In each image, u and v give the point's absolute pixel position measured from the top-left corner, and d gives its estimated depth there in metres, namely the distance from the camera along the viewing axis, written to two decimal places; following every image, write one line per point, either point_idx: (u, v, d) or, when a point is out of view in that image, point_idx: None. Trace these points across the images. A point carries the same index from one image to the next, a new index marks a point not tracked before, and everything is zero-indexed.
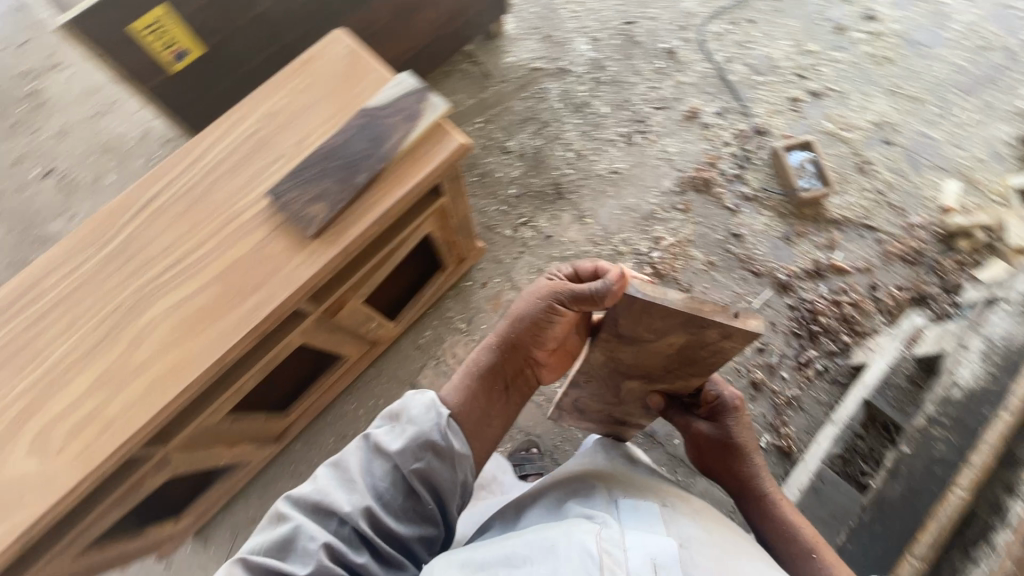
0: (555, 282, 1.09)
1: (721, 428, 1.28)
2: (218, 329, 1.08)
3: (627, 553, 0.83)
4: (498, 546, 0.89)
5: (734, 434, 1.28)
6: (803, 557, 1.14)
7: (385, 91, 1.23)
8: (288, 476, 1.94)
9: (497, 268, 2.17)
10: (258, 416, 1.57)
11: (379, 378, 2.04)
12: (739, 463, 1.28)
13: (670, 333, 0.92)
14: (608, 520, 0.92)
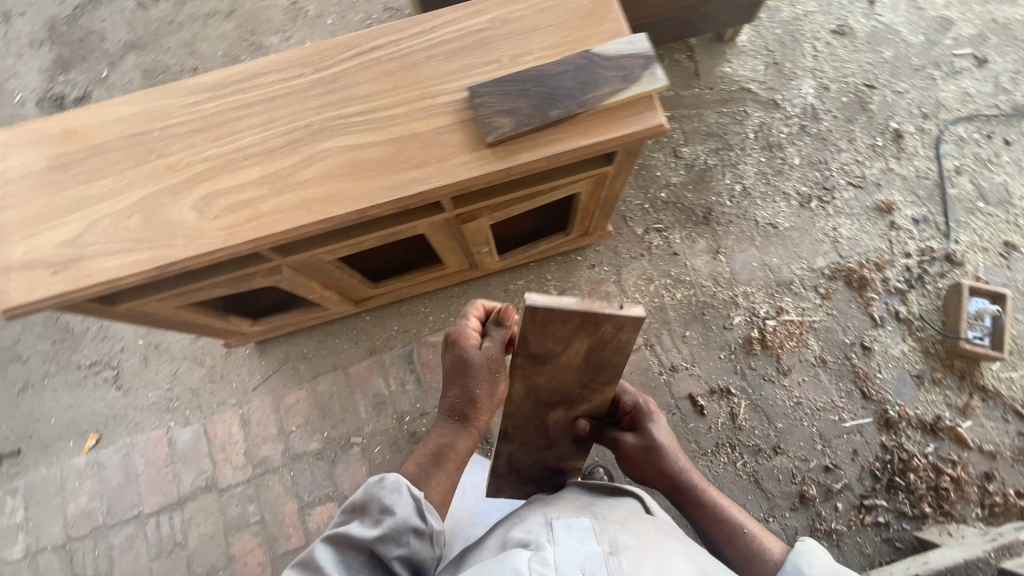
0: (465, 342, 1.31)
1: (649, 430, 1.42)
2: (373, 184, 1.16)
3: (559, 570, 0.85)
4: None
5: (659, 426, 1.43)
6: (737, 536, 1.27)
7: (614, 44, 1.22)
8: (347, 338, 2.10)
9: (611, 258, 2.14)
10: (356, 276, 1.69)
11: (459, 299, 2.12)
12: (665, 468, 1.40)
13: (573, 340, 0.85)
14: (542, 544, 0.93)
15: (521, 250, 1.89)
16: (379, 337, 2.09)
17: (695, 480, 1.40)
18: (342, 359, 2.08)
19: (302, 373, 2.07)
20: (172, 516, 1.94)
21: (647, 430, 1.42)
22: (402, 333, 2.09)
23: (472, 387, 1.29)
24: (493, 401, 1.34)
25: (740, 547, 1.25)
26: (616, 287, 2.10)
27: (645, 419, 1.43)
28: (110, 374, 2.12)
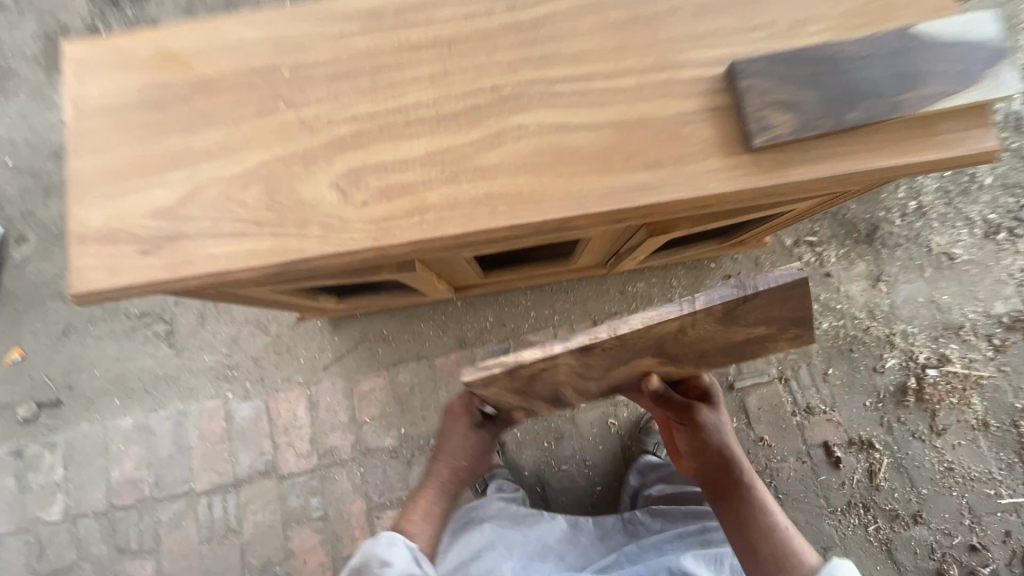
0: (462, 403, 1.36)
1: (712, 417, 1.23)
2: (585, 186, 0.84)
3: None
4: None
5: (721, 421, 1.24)
6: (765, 532, 1.09)
7: (946, 20, 0.85)
8: (435, 323, 1.82)
9: (750, 271, 1.82)
10: (475, 267, 1.39)
11: (566, 296, 1.82)
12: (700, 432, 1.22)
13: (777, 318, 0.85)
14: None
15: (663, 255, 1.57)
16: (470, 328, 1.81)
17: (752, 478, 1.18)
18: (426, 348, 1.81)
19: (381, 358, 1.81)
20: (228, 499, 1.74)
21: (718, 416, 1.24)
22: (497, 327, 1.81)
23: (461, 458, 1.34)
24: (476, 467, 1.38)
25: (772, 569, 1.04)
26: None
27: (715, 408, 1.25)
28: (163, 328, 1.87)
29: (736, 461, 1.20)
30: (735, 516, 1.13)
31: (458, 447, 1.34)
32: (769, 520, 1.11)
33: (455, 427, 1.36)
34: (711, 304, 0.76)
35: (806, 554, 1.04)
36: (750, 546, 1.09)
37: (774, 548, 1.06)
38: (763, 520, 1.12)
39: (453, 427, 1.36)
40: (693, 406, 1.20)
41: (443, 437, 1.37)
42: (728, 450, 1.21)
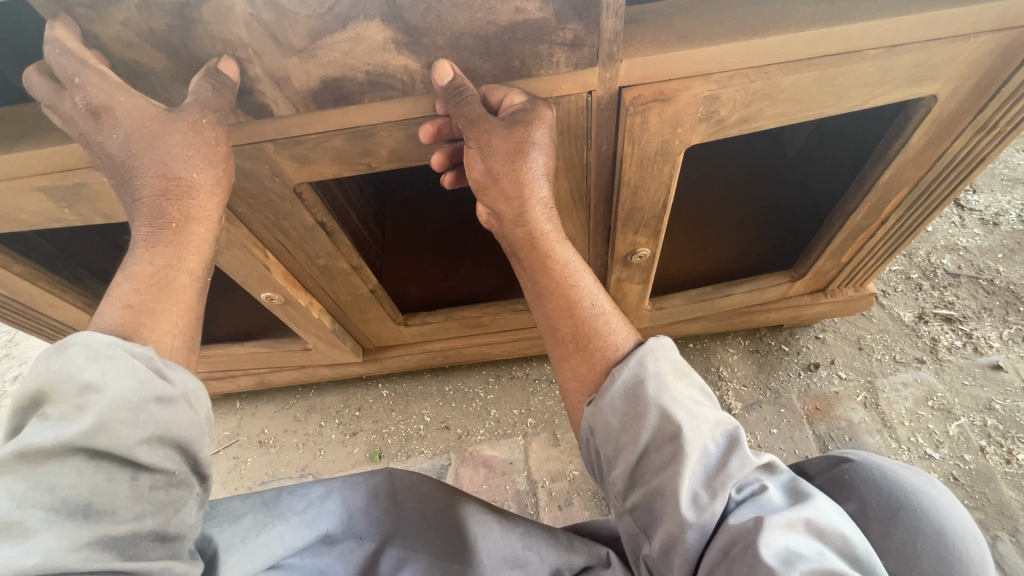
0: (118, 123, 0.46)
1: (512, 130, 0.52)
2: None
3: (106, 373, 0.43)
4: (109, 436, 0.41)
5: (529, 156, 0.55)
6: (577, 341, 0.57)
7: None
8: (341, 421, 1.17)
9: (851, 359, 1.10)
10: (365, 277, 0.83)
11: (549, 388, 1.15)
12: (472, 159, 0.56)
13: (546, 298, 0.59)
14: (92, 432, 0.41)
15: (695, 294, 0.92)
16: (393, 432, 1.14)
17: (540, 234, 0.58)
18: (320, 457, 1.14)
19: (247, 472, 1.13)
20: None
21: (509, 123, 0.52)
22: (436, 431, 1.13)
23: None
24: None
25: (586, 374, 0.55)
26: (869, 416, 1.04)
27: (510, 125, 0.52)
28: None
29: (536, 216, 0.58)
30: (538, 292, 0.60)
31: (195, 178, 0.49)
32: (563, 283, 0.58)
33: (153, 140, 0.48)
34: (531, 180, 0.56)
35: (611, 335, 0.56)
36: (569, 352, 0.57)
37: (576, 328, 0.57)
38: (560, 302, 0.58)
39: (160, 138, 0.47)
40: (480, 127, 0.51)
41: (125, 170, 0.49)
42: (530, 211, 0.58)
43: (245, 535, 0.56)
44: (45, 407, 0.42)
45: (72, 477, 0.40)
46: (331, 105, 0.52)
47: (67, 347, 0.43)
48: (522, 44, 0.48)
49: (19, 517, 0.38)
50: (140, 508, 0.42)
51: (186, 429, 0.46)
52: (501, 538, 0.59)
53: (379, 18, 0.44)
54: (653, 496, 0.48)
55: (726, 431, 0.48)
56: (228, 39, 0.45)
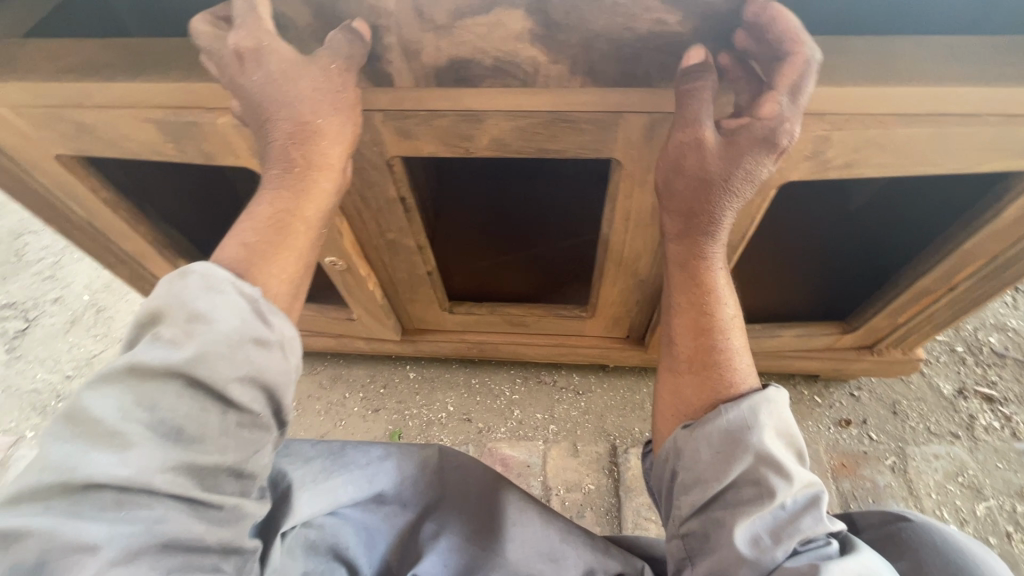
0: (257, 64, 0.47)
1: (755, 152, 0.48)
2: None
3: (217, 309, 0.43)
4: (210, 371, 0.41)
5: (742, 187, 0.51)
6: (695, 363, 0.57)
7: None
8: (365, 396, 1.18)
9: (883, 422, 1.09)
10: (426, 258, 0.84)
11: (575, 399, 1.15)
12: (666, 160, 0.52)
13: (681, 315, 0.58)
14: (197, 363, 0.40)
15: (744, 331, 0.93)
16: (415, 415, 1.15)
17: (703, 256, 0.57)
18: (340, 426, 1.14)
19: None
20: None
21: (729, 136, 0.49)
22: (457, 421, 1.14)
23: None
24: None
25: (693, 399, 0.56)
26: (896, 482, 1.03)
27: (731, 141, 0.48)
28: (12, 327, 1.35)
29: (704, 240, 0.56)
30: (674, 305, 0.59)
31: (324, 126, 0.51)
32: (708, 306, 0.57)
33: (289, 87, 0.49)
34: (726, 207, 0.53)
35: (736, 372, 0.55)
36: (678, 369, 0.58)
37: (698, 352, 0.57)
38: (694, 322, 0.57)
39: (295, 83, 0.48)
40: (699, 138, 0.48)
41: (261, 114, 0.50)
42: (709, 231, 0.55)
43: (316, 476, 0.58)
44: (156, 327, 0.42)
45: (171, 400, 0.40)
46: (451, 85, 0.54)
47: (189, 276, 0.43)
48: (649, 55, 0.49)
49: (121, 426, 0.38)
50: (224, 443, 0.42)
51: (278, 376, 0.45)
52: (540, 531, 0.60)
53: (523, 8, 0.46)
54: (711, 523, 0.50)
55: (812, 492, 0.49)
56: (375, 6, 0.47)
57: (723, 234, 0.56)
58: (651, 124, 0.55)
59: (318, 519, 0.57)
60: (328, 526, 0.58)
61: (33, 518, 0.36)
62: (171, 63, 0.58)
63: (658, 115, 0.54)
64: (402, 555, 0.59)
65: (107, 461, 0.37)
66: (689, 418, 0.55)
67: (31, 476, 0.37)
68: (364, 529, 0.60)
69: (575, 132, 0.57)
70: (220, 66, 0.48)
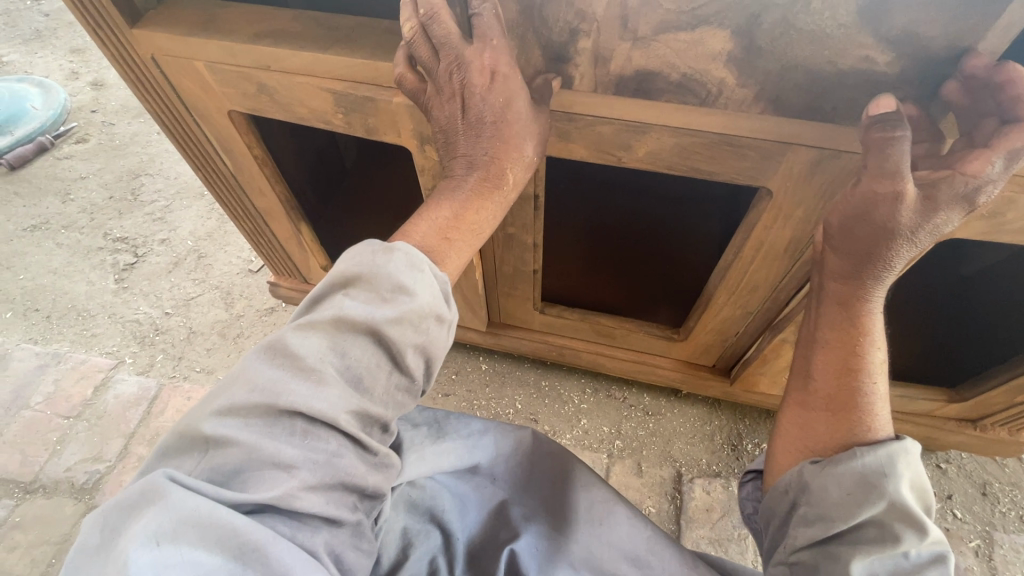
0: (488, 78, 0.50)
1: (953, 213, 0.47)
2: None
3: (413, 283, 0.45)
4: (399, 335, 0.44)
5: (922, 243, 0.50)
6: (832, 402, 0.55)
7: None
8: (437, 380, 1.21)
9: (971, 501, 1.03)
10: (537, 257, 0.86)
11: (643, 419, 1.14)
12: (845, 206, 0.51)
13: (827, 353, 0.57)
14: (390, 327, 0.43)
15: None
16: (484, 406, 1.17)
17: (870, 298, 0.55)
18: None
19: None
20: (17, 510, 1.09)
21: (926, 191, 0.46)
22: (523, 419, 1.15)
23: None
24: None
25: (824, 436, 0.55)
26: (979, 566, 0.97)
27: (928, 197, 0.46)
28: (123, 260, 1.45)
29: (870, 284, 0.54)
30: (819, 341, 0.58)
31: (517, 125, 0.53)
32: (859, 346, 0.55)
33: (510, 110, 0.52)
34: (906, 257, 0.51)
35: (875, 419, 0.53)
36: (813, 406, 0.57)
37: (838, 392, 0.55)
38: (841, 362, 0.56)
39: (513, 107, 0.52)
40: (898, 193, 0.46)
41: (474, 122, 0.52)
42: (881, 277, 0.53)
43: (421, 440, 0.60)
44: (355, 286, 0.45)
45: (361, 352, 0.44)
46: (628, 94, 0.55)
47: (394, 250, 0.46)
48: (845, 91, 0.49)
49: (320, 367, 0.42)
50: (387, 399, 0.46)
51: (442, 351, 0.47)
52: (627, 531, 0.59)
53: (729, 30, 0.47)
54: (824, 555, 0.49)
55: (938, 548, 0.46)
56: (583, 10, 0.48)
57: (891, 280, 0.54)
58: (819, 160, 0.55)
59: (420, 482, 0.60)
60: (430, 488, 0.61)
61: (239, 430, 0.40)
62: (361, 40, 0.61)
63: (829, 152, 0.54)
64: (492, 530, 0.60)
65: (306, 394, 0.41)
66: (817, 456, 0.54)
67: (242, 393, 0.41)
68: (458, 497, 0.62)
69: (736, 158, 0.58)
70: (449, 64, 0.50)
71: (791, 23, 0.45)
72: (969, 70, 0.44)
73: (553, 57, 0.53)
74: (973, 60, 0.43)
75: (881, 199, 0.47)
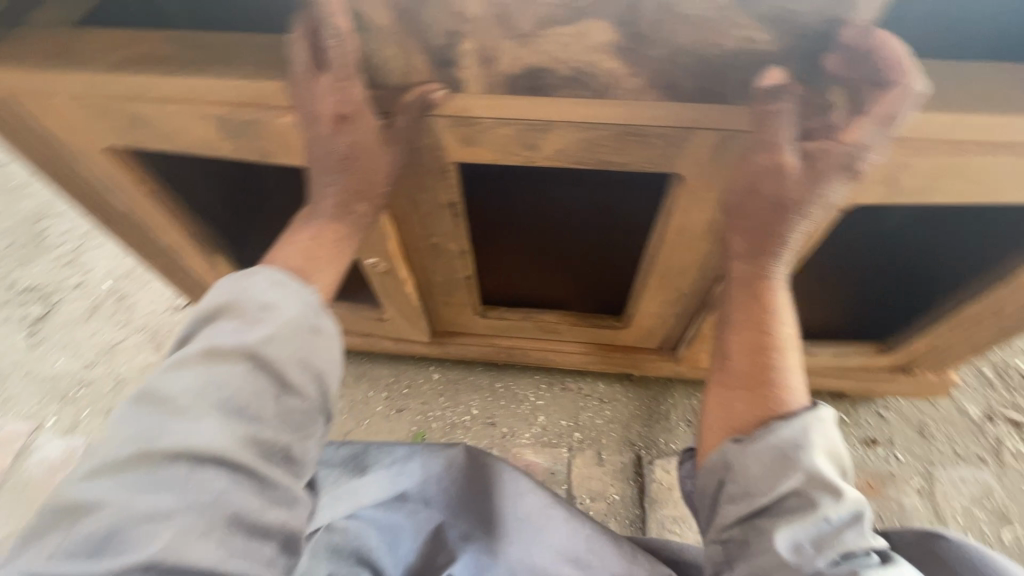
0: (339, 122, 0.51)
1: (832, 178, 0.50)
2: None
3: (279, 299, 0.46)
4: (275, 351, 0.44)
5: (811, 212, 0.53)
6: (747, 378, 0.57)
7: None
8: (388, 396, 1.17)
9: (911, 443, 1.08)
10: (467, 263, 0.83)
11: (599, 407, 1.14)
12: (741, 179, 0.55)
13: (739, 330, 0.60)
14: (261, 347, 0.43)
15: None
16: (439, 417, 1.14)
17: (772, 272, 0.59)
18: (364, 426, 1.14)
19: None
20: None
21: (805, 161, 0.51)
22: (481, 425, 1.13)
23: None
24: None
25: (744, 414, 0.55)
26: (922, 504, 1.02)
27: (812, 165, 0.51)
28: (33, 312, 1.34)
29: (768, 261, 0.58)
30: (731, 320, 0.61)
31: (373, 162, 0.54)
32: (768, 322, 0.58)
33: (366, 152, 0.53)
34: (798, 226, 0.55)
35: (789, 391, 0.54)
36: (731, 383, 0.58)
37: (753, 368, 0.57)
38: (750, 338, 0.59)
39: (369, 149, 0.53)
40: (777, 160, 0.50)
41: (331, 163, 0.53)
42: (779, 246, 0.57)
43: (336, 478, 0.60)
44: (225, 317, 0.45)
45: (236, 380, 0.42)
46: (522, 93, 0.52)
47: (255, 273, 0.47)
48: (734, 73, 0.48)
49: (193, 405, 0.41)
50: (280, 425, 0.44)
51: (328, 362, 0.47)
52: (567, 536, 0.58)
53: (610, 20, 0.45)
54: (750, 530, 0.50)
55: (855, 509, 0.48)
56: (458, 12, 0.46)
57: (791, 254, 0.58)
58: (721, 142, 0.55)
59: (341, 523, 0.58)
60: (353, 528, 0.58)
61: (115, 487, 0.38)
62: (235, 59, 0.56)
63: (730, 133, 0.53)
64: (429, 555, 0.60)
65: (183, 432, 0.40)
66: (741, 433, 0.54)
67: (116, 448, 0.40)
68: (389, 530, 0.60)
69: (640, 149, 0.57)
70: (309, 109, 0.51)
71: (669, 8, 0.44)
72: (842, 42, 0.44)
73: (438, 62, 0.50)
74: (844, 31, 0.44)
75: (767, 161, 0.51)
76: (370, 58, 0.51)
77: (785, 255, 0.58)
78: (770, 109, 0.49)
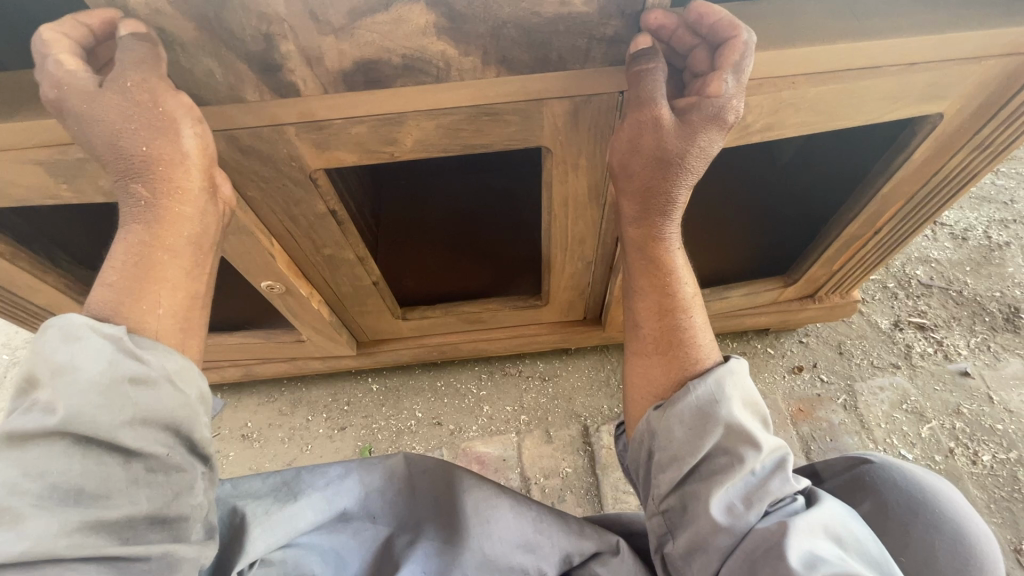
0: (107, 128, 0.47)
1: (706, 134, 0.51)
2: None
3: (79, 361, 0.43)
4: (87, 419, 0.41)
5: (694, 170, 0.54)
6: (659, 342, 0.59)
7: None
8: (329, 416, 1.14)
9: (832, 363, 1.15)
10: (370, 268, 0.81)
11: (542, 385, 1.15)
12: (621, 142, 0.54)
13: (643, 296, 0.61)
14: (70, 418, 0.41)
15: None
16: (384, 427, 1.12)
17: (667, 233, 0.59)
18: (309, 450, 1.11)
19: (229, 466, 1.09)
20: None
21: (681, 116, 0.51)
22: (428, 426, 1.12)
23: None
24: None
25: (660, 379, 0.57)
26: (849, 418, 1.09)
27: (685, 121, 0.50)
28: None
29: (659, 221, 0.59)
30: (635, 288, 0.62)
31: (170, 150, 0.49)
32: (668, 284, 0.60)
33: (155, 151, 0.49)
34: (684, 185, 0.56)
35: (699, 350, 0.57)
36: (647, 350, 0.59)
37: (663, 332, 0.59)
38: (654, 302, 0.60)
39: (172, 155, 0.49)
40: (656, 118, 0.49)
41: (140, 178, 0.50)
42: (670, 208, 0.58)
43: (268, 508, 0.57)
44: (32, 397, 0.42)
45: (59, 462, 0.40)
46: (362, 88, 0.51)
47: (43, 333, 0.44)
48: (563, 38, 0.48)
49: (12, 504, 0.39)
50: (133, 491, 0.43)
51: (167, 411, 0.45)
52: (513, 522, 0.59)
53: (424, 1, 0.44)
54: (688, 497, 0.51)
55: (778, 456, 0.51)
56: (265, 13, 0.43)
57: (678, 213, 0.59)
58: (575, 108, 0.55)
59: (275, 555, 0.55)
60: (291, 558, 0.55)
61: None
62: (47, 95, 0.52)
63: (581, 99, 0.54)
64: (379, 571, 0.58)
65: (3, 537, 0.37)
66: (660, 399, 0.56)
67: None
68: (331, 552, 0.58)
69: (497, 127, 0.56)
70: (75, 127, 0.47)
71: None
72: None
73: (263, 68, 0.48)
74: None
75: (646, 122, 0.50)
76: (190, 73, 0.48)
77: (676, 214, 0.59)
78: (639, 67, 0.48)
